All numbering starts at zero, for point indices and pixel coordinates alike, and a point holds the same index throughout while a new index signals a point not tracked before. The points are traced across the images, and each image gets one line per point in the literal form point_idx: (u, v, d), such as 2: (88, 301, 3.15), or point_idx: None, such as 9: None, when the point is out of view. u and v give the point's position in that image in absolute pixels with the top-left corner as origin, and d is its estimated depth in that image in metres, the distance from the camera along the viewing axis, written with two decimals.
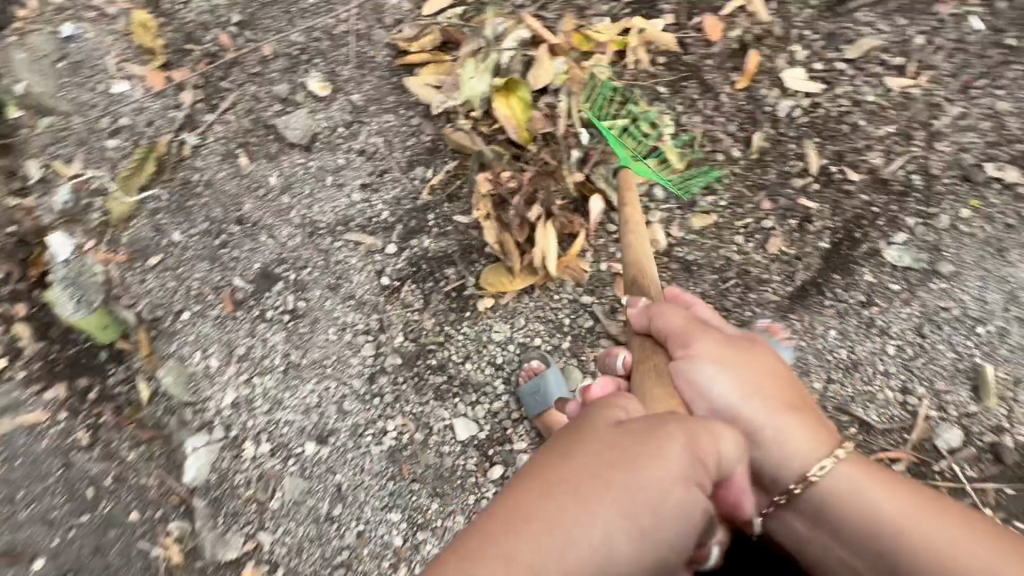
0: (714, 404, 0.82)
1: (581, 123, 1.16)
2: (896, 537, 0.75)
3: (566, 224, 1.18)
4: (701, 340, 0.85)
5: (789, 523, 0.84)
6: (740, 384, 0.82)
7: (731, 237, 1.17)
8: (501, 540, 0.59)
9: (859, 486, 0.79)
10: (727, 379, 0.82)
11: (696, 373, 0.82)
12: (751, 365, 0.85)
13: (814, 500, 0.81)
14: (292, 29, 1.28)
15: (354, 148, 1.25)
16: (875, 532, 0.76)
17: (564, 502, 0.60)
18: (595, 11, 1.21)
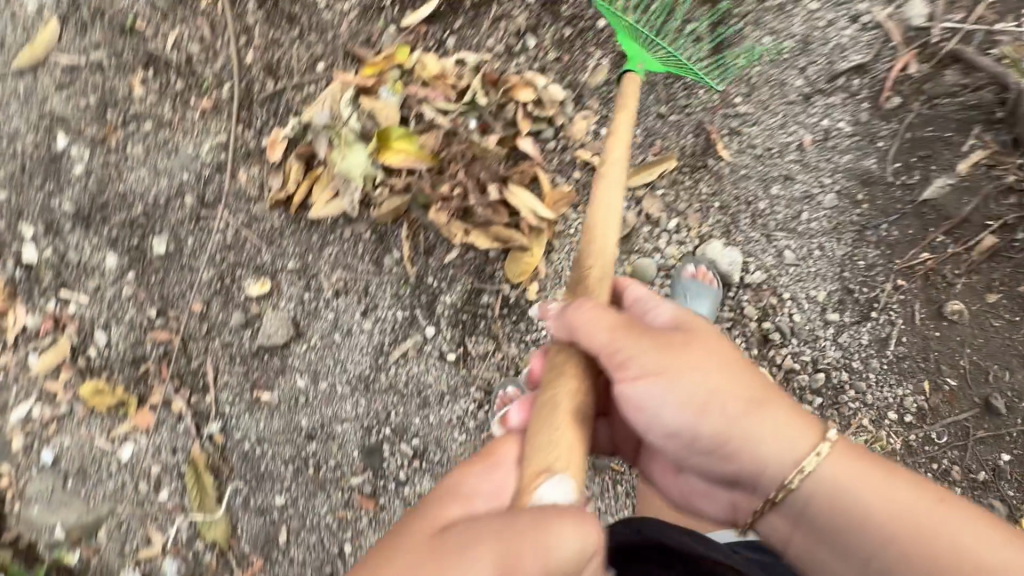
0: (661, 422, 0.76)
1: (455, 103, 1.15)
2: (873, 503, 0.72)
3: (523, 175, 1.19)
4: (699, 338, 0.77)
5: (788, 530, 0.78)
6: (689, 403, 0.74)
7: (631, 62, 1.22)
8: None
9: (844, 484, 0.73)
10: (681, 400, 0.75)
11: (643, 400, 0.75)
12: (704, 364, 0.75)
13: (801, 506, 0.75)
14: (197, 272, 1.28)
15: (329, 297, 1.25)
16: (861, 521, 0.72)
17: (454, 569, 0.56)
18: (378, 31, 1.25)
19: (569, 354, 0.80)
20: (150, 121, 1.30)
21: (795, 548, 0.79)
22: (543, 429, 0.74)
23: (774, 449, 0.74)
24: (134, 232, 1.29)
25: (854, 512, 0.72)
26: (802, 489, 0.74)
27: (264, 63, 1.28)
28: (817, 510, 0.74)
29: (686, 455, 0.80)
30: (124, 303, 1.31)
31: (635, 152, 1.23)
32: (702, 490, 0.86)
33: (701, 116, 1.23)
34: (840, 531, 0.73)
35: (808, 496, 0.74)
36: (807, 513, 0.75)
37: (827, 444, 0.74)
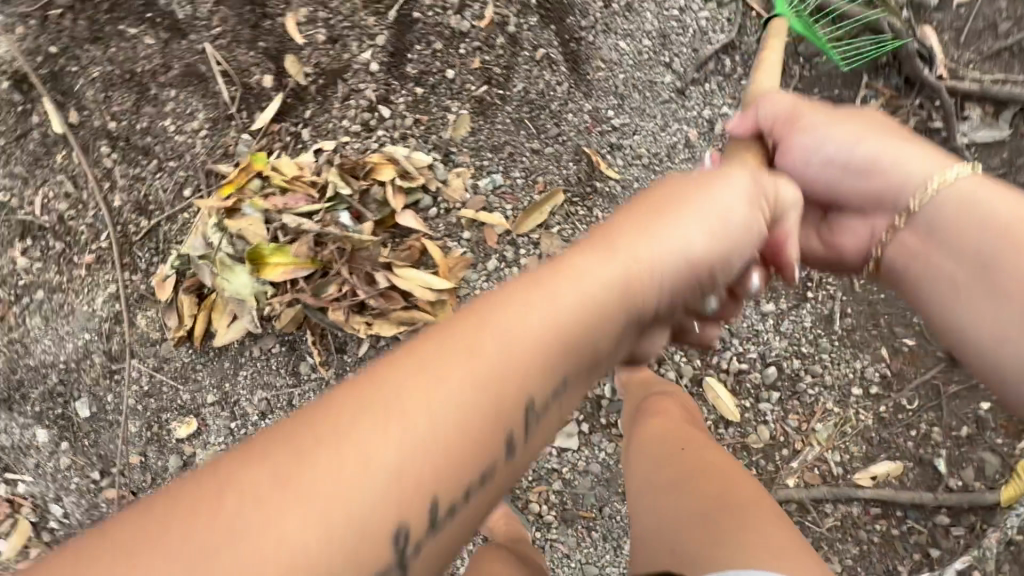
0: (819, 167, 0.84)
1: (318, 202, 1.11)
2: (990, 238, 0.70)
3: (410, 253, 1.15)
4: (812, 115, 0.85)
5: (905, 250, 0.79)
6: (850, 133, 0.82)
7: (490, 103, 1.16)
8: (296, 510, 0.40)
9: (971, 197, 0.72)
10: (843, 134, 0.82)
11: (813, 134, 0.84)
12: (866, 115, 0.84)
13: (936, 220, 0.75)
14: (124, 426, 1.26)
15: (257, 420, 1.23)
16: (987, 235, 0.70)
17: (468, 345, 0.50)
18: (232, 141, 1.21)
19: (749, 142, 0.89)
20: (39, 289, 1.28)
21: (914, 241, 0.78)
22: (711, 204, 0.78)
23: (918, 167, 0.77)
24: (56, 402, 1.28)
25: (980, 254, 0.70)
26: (931, 208, 0.75)
27: (133, 203, 1.25)
28: (948, 223, 0.74)
29: (852, 195, 0.84)
30: (66, 472, 1.30)
31: (519, 196, 1.18)
32: (853, 224, 0.86)
33: (576, 141, 1.16)
34: (955, 234, 0.73)
35: (948, 210, 0.74)
36: (937, 227, 0.75)
37: (959, 166, 0.74)
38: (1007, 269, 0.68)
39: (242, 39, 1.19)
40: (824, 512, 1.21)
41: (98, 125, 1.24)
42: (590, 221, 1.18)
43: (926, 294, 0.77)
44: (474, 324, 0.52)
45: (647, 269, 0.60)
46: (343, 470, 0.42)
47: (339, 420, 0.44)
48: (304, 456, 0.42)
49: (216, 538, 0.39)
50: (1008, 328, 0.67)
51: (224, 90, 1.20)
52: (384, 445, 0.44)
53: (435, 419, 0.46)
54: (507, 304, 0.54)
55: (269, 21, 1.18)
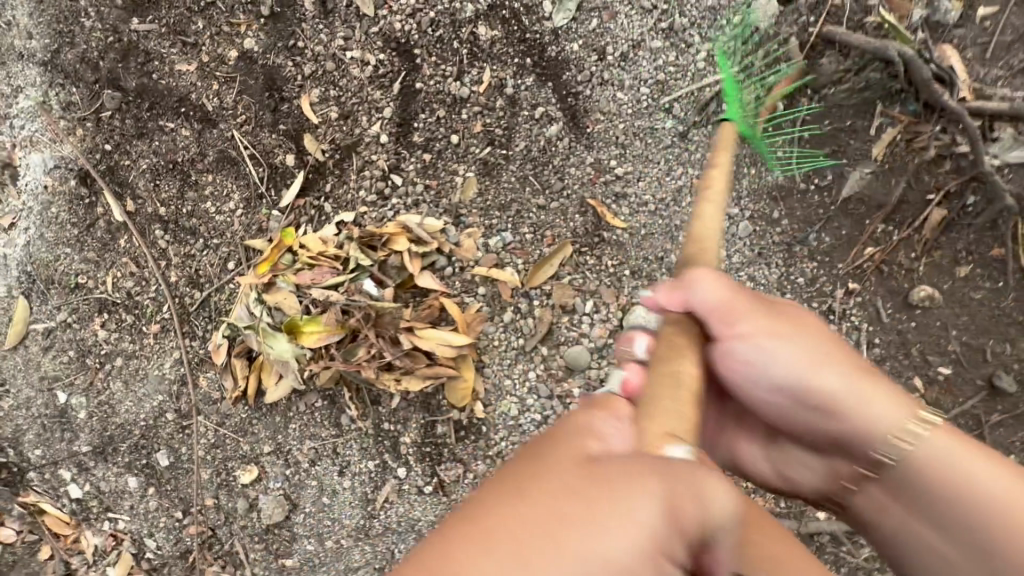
0: (743, 365, 0.85)
1: (341, 274, 1.21)
2: (987, 481, 0.76)
3: (428, 312, 1.22)
4: (744, 317, 0.83)
5: (800, 428, 0.88)
6: (802, 355, 0.83)
7: (493, 164, 1.21)
8: (512, 543, 0.52)
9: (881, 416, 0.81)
10: (789, 353, 0.83)
11: (743, 346, 0.84)
12: (804, 329, 0.85)
13: (921, 454, 0.80)
14: (198, 473, 1.43)
15: (308, 466, 1.36)
16: (970, 488, 0.76)
17: (582, 503, 0.54)
18: (264, 218, 1.32)
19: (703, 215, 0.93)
20: (118, 356, 1.46)
21: (895, 474, 0.82)
22: (667, 377, 0.74)
23: (801, 363, 0.83)
24: (140, 454, 1.47)
25: (931, 479, 0.79)
26: (899, 465, 0.81)
27: (187, 277, 1.40)
28: (918, 463, 0.80)
29: (795, 412, 0.87)
30: (155, 513, 1.49)
31: (528, 251, 1.22)
32: (757, 407, 0.90)
33: (580, 193, 1.19)
34: (861, 430, 0.82)
35: (920, 456, 0.79)
36: (918, 463, 0.80)
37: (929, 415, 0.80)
38: (924, 527, 0.81)
39: (266, 125, 1.30)
40: (860, 544, 1.19)
41: (151, 211, 1.39)
42: (600, 268, 1.21)
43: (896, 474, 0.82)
44: (591, 480, 0.56)
45: (619, 406, 0.71)
46: (608, 551, 0.52)
47: (462, 540, 0.54)
48: (516, 492, 0.57)
49: (468, 560, 0.53)
50: (896, 517, 0.84)
51: (254, 174, 1.32)
52: (483, 560, 0.52)
53: (500, 567, 0.52)
54: (589, 495, 0.54)
55: (287, 105, 1.28)
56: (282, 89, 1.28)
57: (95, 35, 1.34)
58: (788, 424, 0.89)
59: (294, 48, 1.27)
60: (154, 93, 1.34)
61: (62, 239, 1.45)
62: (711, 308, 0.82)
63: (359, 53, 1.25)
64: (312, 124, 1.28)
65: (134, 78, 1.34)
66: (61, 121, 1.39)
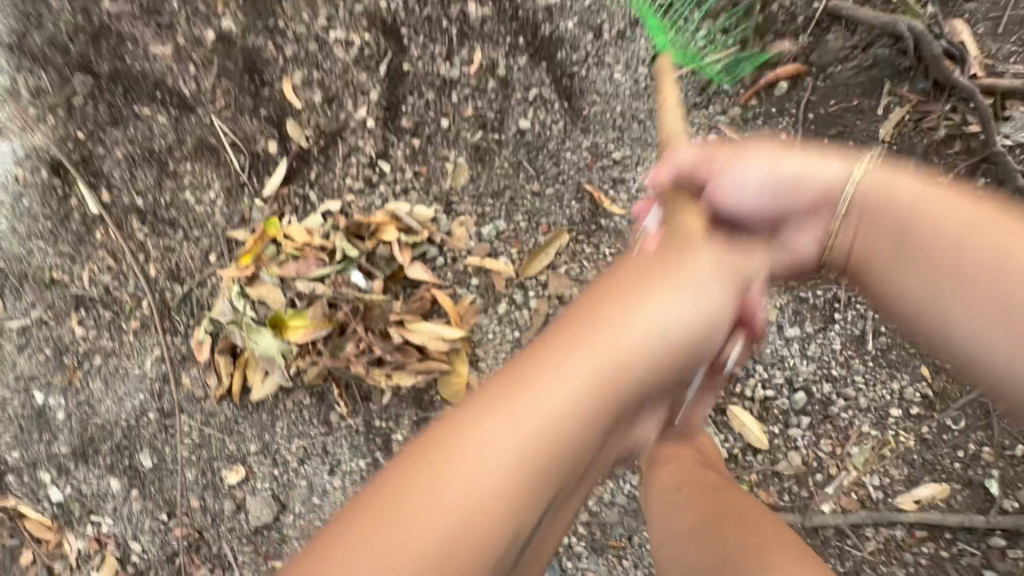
0: (751, 196, 0.81)
1: (328, 265, 1.15)
2: (933, 227, 0.67)
3: (420, 304, 1.17)
4: (723, 153, 0.84)
5: (848, 237, 0.76)
6: (771, 150, 0.81)
7: (485, 149, 1.16)
8: (451, 486, 0.57)
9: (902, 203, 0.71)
10: (760, 163, 0.80)
11: (725, 175, 0.82)
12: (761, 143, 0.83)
13: (860, 206, 0.74)
14: (183, 474, 1.38)
15: (296, 466, 1.31)
16: (922, 238, 0.68)
17: (534, 375, 0.66)
18: (246, 207, 1.27)
19: (680, 196, 0.86)
20: (97, 354, 1.40)
21: (859, 250, 0.75)
22: (677, 219, 0.83)
23: (817, 187, 0.77)
24: (122, 455, 1.41)
25: (894, 234, 0.71)
26: (854, 203, 0.75)
27: (166, 271, 1.34)
28: (873, 212, 0.73)
29: (734, 304, 0.78)
30: (140, 515, 1.44)
31: (522, 240, 1.17)
32: (799, 233, 0.82)
33: (576, 178, 1.14)
34: (816, 205, 0.78)
35: (863, 201, 0.74)
36: (878, 207, 0.73)
37: (862, 167, 0.75)
38: (960, 313, 0.64)
39: (247, 110, 1.24)
40: (865, 537, 1.17)
41: (128, 202, 1.33)
42: (598, 258, 1.16)
43: (874, 283, 0.75)
44: (544, 365, 0.67)
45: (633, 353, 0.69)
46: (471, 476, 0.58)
47: (407, 483, 0.58)
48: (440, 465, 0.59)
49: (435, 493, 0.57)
50: (991, 349, 0.62)
51: (235, 161, 1.26)
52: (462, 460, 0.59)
53: (491, 461, 0.59)
54: (534, 376, 0.66)
55: (268, 89, 1.22)
56: (264, 71, 1.22)
57: (64, 16, 1.27)
58: (843, 241, 0.77)
59: (274, 29, 1.21)
60: (128, 77, 1.27)
61: (35, 232, 1.39)
62: (714, 165, 0.84)
63: (344, 32, 1.18)
64: (296, 108, 1.22)
65: (106, 62, 1.27)
66: (30, 108, 1.32)
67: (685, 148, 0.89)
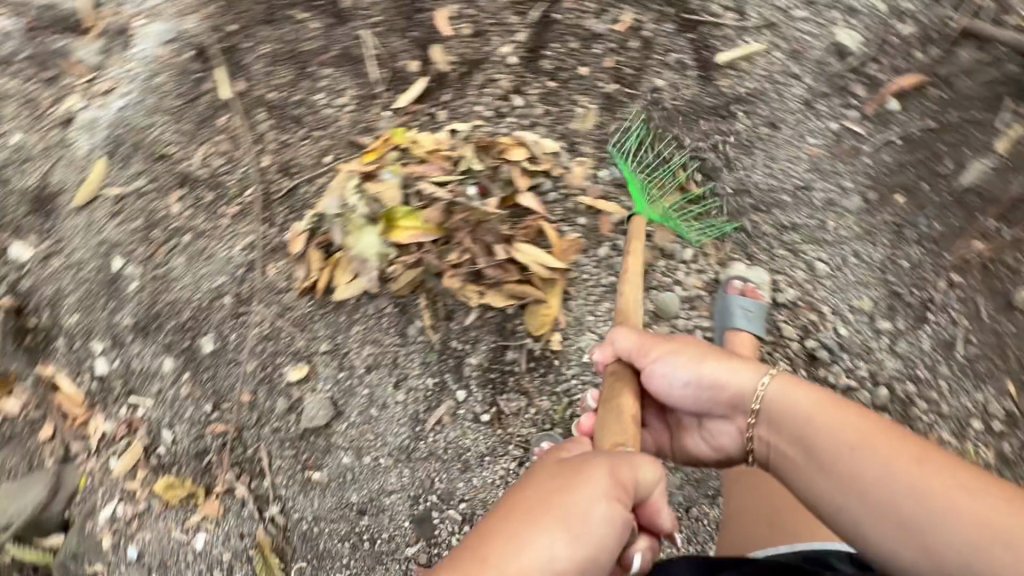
0: (680, 384, 0.97)
1: (451, 175, 1.20)
2: (847, 442, 0.82)
3: (527, 230, 1.21)
4: (655, 346, 0.98)
5: (763, 442, 0.93)
6: (689, 358, 0.96)
7: (617, 100, 1.23)
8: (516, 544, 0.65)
9: (787, 402, 0.89)
10: (685, 360, 0.96)
11: (661, 371, 0.97)
12: (687, 341, 0.99)
13: (785, 419, 0.89)
14: (242, 365, 1.36)
15: (363, 373, 1.30)
16: (859, 477, 0.79)
17: (567, 486, 0.70)
18: (375, 116, 1.33)
19: (618, 372, 1.01)
20: (187, 232, 1.42)
21: (777, 455, 0.90)
22: (610, 408, 0.96)
23: (742, 375, 0.94)
24: (184, 336, 1.40)
25: (812, 444, 0.85)
26: (767, 409, 0.91)
27: (278, 163, 1.38)
28: (818, 436, 0.85)
29: (699, 396, 0.97)
30: (184, 402, 1.42)
31: (635, 189, 1.22)
32: (724, 428, 0.98)
33: (699, 142, 1.21)
34: (728, 405, 0.95)
35: (823, 436, 0.84)
36: (783, 420, 0.89)
37: (769, 375, 0.92)
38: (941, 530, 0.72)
39: (396, 29, 1.32)
40: None
41: (259, 94, 1.39)
42: (703, 220, 1.21)
43: (806, 483, 0.86)
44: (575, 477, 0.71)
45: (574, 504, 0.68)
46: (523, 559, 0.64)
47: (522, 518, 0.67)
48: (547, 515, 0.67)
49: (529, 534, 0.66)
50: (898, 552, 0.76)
51: (375, 73, 1.33)
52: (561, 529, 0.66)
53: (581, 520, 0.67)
54: (518, 527, 0.66)
55: (422, 13, 1.30)
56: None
57: None
58: (760, 445, 0.94)
59: None
60: None
61: (160, 108, 1.44)
62: (650, 349, 0.99)
63: None
64: (444, 33, 1.29)
65: None
66: None
67: (625, 329, 1.03)
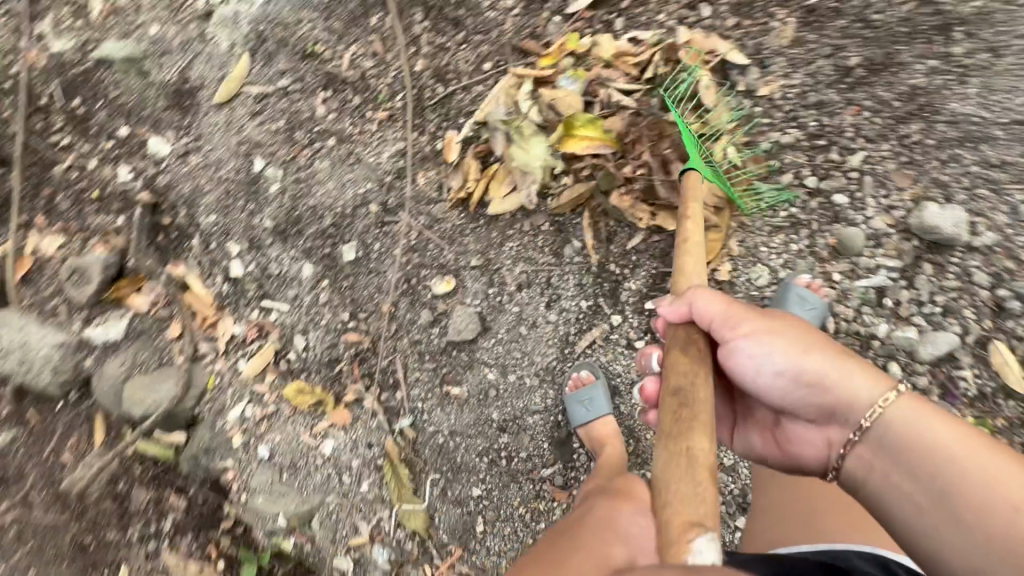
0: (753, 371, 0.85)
1: (632, 87, 1.15)
2: (951, 476, 0.70)
3: (708, 150, 1.15)
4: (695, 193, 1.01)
5: (856, 453, 0.79)
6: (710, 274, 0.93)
7: (818, 14, 1.13)
8: None
9: (914, 418, 0.74)
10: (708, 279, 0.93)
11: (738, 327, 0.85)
12: (789, 321, 0.83)
13: (880, 435, 0.75)
14: (385, 275, 1.35)
15: (513, 291, 1.26)
16: (929, 468, 0.71)
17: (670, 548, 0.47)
18: (543, 21, 1.25)
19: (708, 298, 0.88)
20: (332, 137, 1.38)
21: (859, 459, 0.78)
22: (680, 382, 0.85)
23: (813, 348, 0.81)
24: (325, 242, 1.38)
25: (926, 466, 0.72)
26: (876, 427, 0.76)
27: (433, 69, 1.33)
28: (897, 444, 0.74)
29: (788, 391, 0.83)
30: (320, 309, 1.41)
31: (831, 113, 1.13)
32: (808, 431, 0.85)
33: (911, 65, 1.11)
34: (820, 411, 0.81)
35: (901, 426, 0.74)
36: (887, 441, 0.75)
37: (894, 392, 0.75)
38: (953, 529, 0.69)
39: None
40: None
41: None
42: (899, 152, 1.12)
43: (883, 487, 0.75)
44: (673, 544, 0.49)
45: None
46: None
47: None
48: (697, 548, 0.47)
49: None
50: (969, 556, 0.68)
51: None
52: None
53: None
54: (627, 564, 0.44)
55: None
56: None
57: None
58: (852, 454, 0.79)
59: None
60: None
61: (309, 5, 1.39)
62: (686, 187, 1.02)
63: None
64: None
65: None
66: None
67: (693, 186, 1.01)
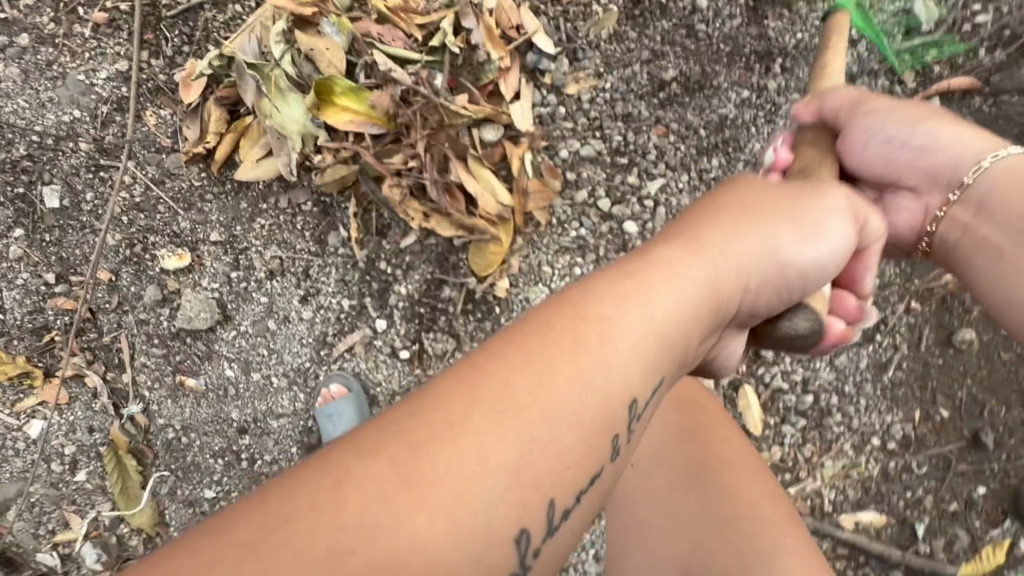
0: (883, 142, 0.82)
1: (416, 52, 0.93)
2: None
3: (495, 151, 0.98)
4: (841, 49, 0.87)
5: (957, 226, 0.80)
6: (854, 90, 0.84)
7: (642, 10, 0.99)
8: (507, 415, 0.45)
9: (1020, 174, 0.75)
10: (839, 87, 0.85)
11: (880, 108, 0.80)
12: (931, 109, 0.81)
13: (984, 194, 0.77)
14: (99, 235, 1.05)
15: (261, 278, 1.06)
16: (1014, 219, 0.74)
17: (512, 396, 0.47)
18: None
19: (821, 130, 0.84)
20: (25, 33, 1.00)
21: (963, 241, 0.80)
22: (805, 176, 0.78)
23: (930, 129, 0.80)
24: (18, 179, 1.04)
25: (1019, 220, 0.74)
26: (981, 183, 0.77)
27: None
28: (998, 198, 0.75)
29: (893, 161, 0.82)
30: (14, 265, 1.08)
31: (638, 128, 1.01)
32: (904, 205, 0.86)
33: (725, 90, 1.00)
34: (928, 177, 0.82)
35: (998, 185, 0.76)
36: (1002, 194, 0.75)
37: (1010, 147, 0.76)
38: None
39: None
40: None
41: None
42: (697, 186, 1.02)
43: (988, 250, 0.77)
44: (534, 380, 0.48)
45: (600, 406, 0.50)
46: (562, 393, 0.48)
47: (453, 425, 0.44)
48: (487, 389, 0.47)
49: (546, 401, 0.47)
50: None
51: None
52: (457, 454, 0.43)
53: (582, 375, 0.50)
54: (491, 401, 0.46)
55: None
56: None
57: None
58: (950, 228, 0.82)
59: None
60: None
61: None
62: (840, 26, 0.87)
63: None
64: None
65: None
66: None
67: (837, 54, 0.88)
